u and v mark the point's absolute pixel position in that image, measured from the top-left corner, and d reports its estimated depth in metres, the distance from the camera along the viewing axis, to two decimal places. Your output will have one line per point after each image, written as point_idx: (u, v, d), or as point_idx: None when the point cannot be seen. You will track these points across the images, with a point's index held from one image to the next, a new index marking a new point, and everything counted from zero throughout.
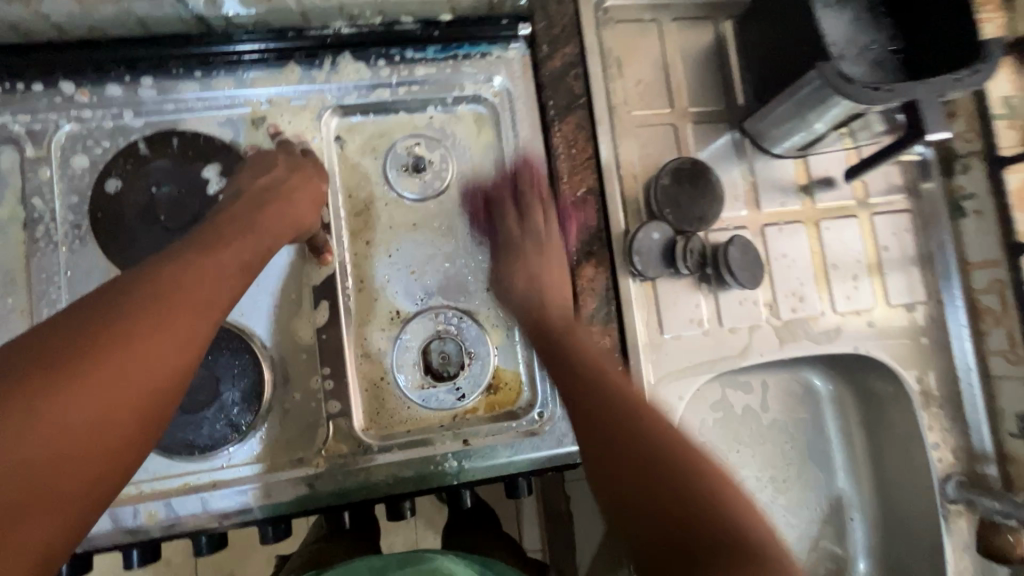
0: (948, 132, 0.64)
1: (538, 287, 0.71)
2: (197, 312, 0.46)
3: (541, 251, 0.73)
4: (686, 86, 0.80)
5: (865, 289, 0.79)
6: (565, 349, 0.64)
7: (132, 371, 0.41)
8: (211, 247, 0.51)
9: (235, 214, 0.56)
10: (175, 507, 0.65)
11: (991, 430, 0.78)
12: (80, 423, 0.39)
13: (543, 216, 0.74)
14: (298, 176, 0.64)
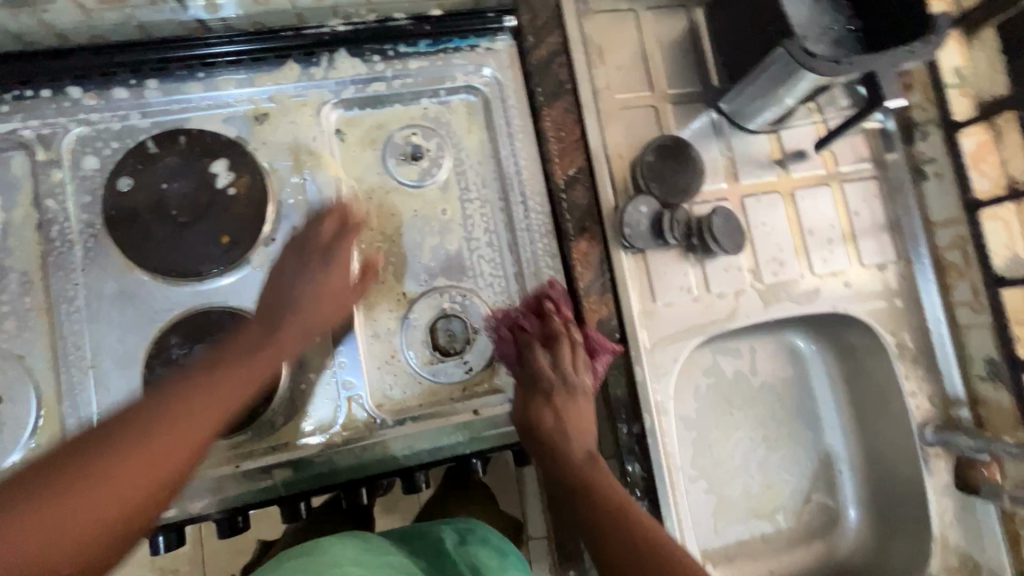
0: (903, 99, 0.70)
1: (558, 428, 0.69)
2: (213, 416, 0.50)
3: (568, 401, 0.71)
4: (664, 70, 0.85)
5: (839, 252, 0.85)
6: (563, 441, 0.69)
7: (123, 478, 0.44)
8: (258, 346, 0.57)
9: (281, 287, 0.64)
10: (200, 487, 0.68)
11: (962, 376, 0.84)
12: (78, 520, 0.42)
13: (573, 381, 0.71)
14: (348, 229, 0.69)
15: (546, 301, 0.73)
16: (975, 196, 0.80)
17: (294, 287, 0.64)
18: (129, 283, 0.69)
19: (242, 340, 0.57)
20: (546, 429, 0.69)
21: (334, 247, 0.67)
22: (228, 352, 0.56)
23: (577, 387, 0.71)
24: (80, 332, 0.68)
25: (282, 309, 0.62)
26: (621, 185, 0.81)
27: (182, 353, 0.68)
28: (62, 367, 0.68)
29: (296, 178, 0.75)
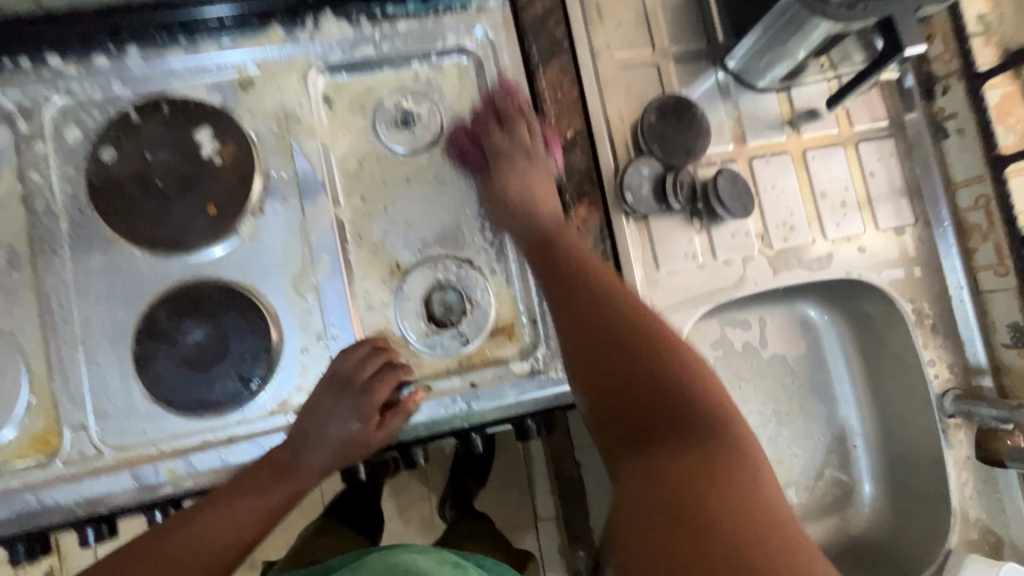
0: (923, 45, 0.65)
1: (521, 182, 0.72)
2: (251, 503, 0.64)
3: (529, 166, 0.73)
4: (666, 26, 0.81)
5: (854, 216, 0.81)
6: (533, 207, 0.70)
7: (199, 532, 0.62)
8: (269, 483, 0.65)
9: (296, 464, 0.66)
10: (194, 463, 0.66)
11: (984, 344, 0.80)
12: (174, 563, 0.60)
13: (534, 146, 0.74)
14: (388, 364, 0.69)
15: (498, 93, 0.74)
16: (1000, 151, 0.76)
17: (310, 467, 0.67)
18: (116, 256, 0.68)
19: (233, 494, 0.64)
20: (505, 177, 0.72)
21: (365, 416, 0.68)
22: (231, 528, 0.63)
23: (537, 155, 0.73)
24: (69, 306, 0.67)
25: (290, 493, 0.66)
26: (622, 147, 0.77)
27: (171, 326, 0.67)
28: (51, 343, 0.67)
29: (283, 146, 0.72)
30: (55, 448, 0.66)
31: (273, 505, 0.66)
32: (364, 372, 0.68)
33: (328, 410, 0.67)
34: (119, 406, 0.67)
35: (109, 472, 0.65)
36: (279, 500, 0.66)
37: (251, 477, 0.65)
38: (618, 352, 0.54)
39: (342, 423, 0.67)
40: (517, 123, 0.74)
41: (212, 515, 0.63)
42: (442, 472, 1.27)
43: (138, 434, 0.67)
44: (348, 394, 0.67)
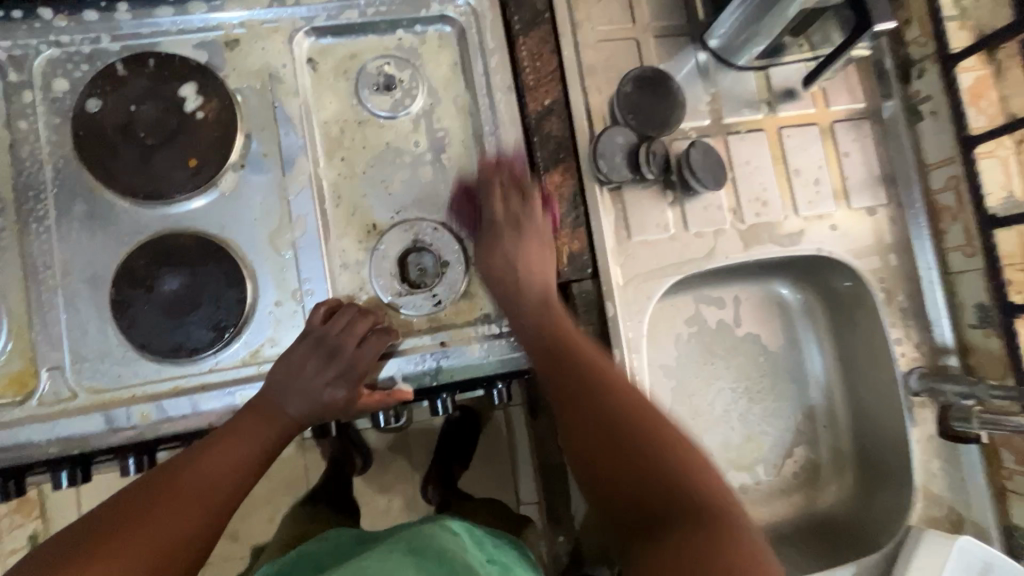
0: (893, 21, 0.65)
1: (519, 258, 0.71)
2: (250, 439, 0.65)
3: (519, 243, 0.72)
4: (648, 3, 0.82)
5: (827, 196, 0.82)
6: (521, 281, 0.70)
7: (207, 463, 0.62)
8: (264, 417, 0.66)
9: (279, 414, 0.67)
10: (166, 408, 0.68)
11: (951, 324, 0.82)
12: (182, 489, 0.59)
13: (529, 202, 0.73)
14: (371, 324, 0.70)
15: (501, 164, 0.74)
16: (970, 132, 0.77)
17: (294, 418, 0.68)
18: (99, 204, 0.70)
19: (216, 449, 0.63)
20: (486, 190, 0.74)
21: (350, 380, 0.69)
22: (221, 476, 0.62)
23: (528, 228, 0.72)
24: (50, 252, 0.69)
25: (274, 443, 0.67)
26: (600, 117, 0.80)
27: (148, 274, 0.68)
28: (32, 286, 0.68)
29: (266, 105, 0.73)
30: (32, 389, 0.68)
31: (259, 456, 0.65)
32: (350, 331, 0.68)
33: (312, 367, 0.67)
34: (96, 350, 0.69)
35: (83, 414, 0.67)
36: (266, 449, 0.66)
37: (232, 432, 0.65)
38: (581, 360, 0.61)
39: (326, 380, 0.68)
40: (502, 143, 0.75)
41: (199, 469, 0.61)
42: (426, 453, 1.28)
43: (113, 378, 0.69)
44: (335, 356, 0.67)
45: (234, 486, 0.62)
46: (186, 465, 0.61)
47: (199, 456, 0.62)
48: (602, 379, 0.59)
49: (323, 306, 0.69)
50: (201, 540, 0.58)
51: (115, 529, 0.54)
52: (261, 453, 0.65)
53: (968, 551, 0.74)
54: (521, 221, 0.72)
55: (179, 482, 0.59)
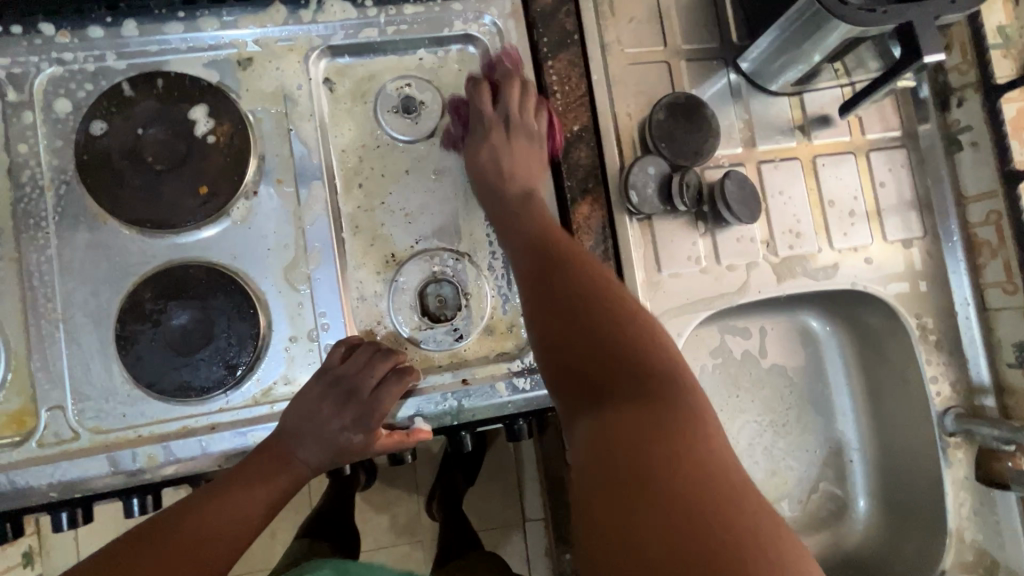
0: (943, 53, 0.62)
1: (507, 154, 0.71)
2: (262, 484, 0.62)
3: (508, 144, 0.71)
4: (680, 24, 0.79)
5: (862, 226, 0.79)
6: (501, 183, 0.69)
7: (218, 503, 0.60)
8: (278, 461, 0.63)
9: (290, 459, 0.63)
10: (174, 449, 0.65)
11: (988, 363, 0.79)
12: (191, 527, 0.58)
13: (525, 106, 0.72)
14: (391, 364, 0.66)
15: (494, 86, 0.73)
16: (1014, 166, 0.74)
17: (306, 464, 0.64)
18: (104, 232, 0.66)
19: (224, 494, 0.60)
20: (480, 155, 0.71)
21: (367, 424, 0.65)
22: (228, 523, 0.59)
23: (515, 123, 0.71)
24: (51, 283, 0.65)
25: (284, 491, 0.63)
26: (629, 143, 0.76)
27: (155, 308, 0.65)
28: (31, 319, 0.65)
29: (281, 128, 0.70)
30: (32, 428, 0.64)
31: (268, 503, 0.62)
32: (367, 373, 0.64)
33: (327, 410, 0.64)
34: (100, 387, 0.65)
35: (85, 456, 0.63)
36: (272, 498, 0.62)
37: (241, 478, 0.61)
38: (587, 278, 0.57)
39: (342, 424, 0.64)
40: (509, 105, 0.72)
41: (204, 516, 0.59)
42: (431, 468, 1.26)
43: (118, 417, 0.65)
44: (350, 399, 0.64)
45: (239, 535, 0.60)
46: (196, 508, 0.59)
47: (209, 498, 0.60)
48: (601, 288, 0.56)
49: (343, 344, 0.66)
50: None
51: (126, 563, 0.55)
52: (268, 502, 0.62)
53: None
54: (508, 154, 0.71)
55: (179, 530, 0.58)
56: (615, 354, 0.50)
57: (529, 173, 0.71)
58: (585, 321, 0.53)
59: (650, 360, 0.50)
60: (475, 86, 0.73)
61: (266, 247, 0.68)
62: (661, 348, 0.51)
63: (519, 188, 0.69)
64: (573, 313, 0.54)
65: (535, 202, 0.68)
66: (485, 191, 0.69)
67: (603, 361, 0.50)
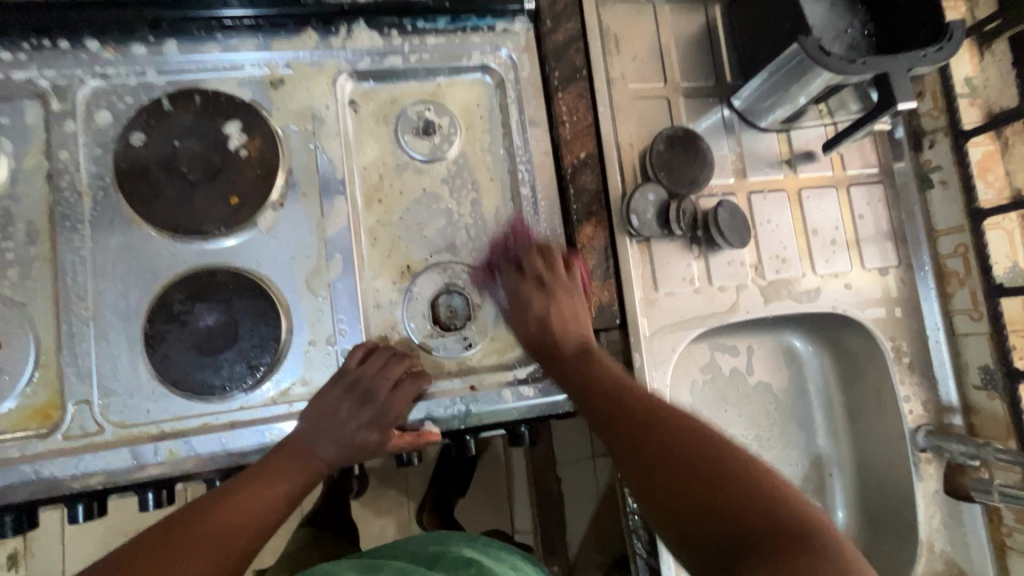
0: (914, 102, 0.70)
1: (556, 318, 0.72)
2: (283, 479, 0.65)
3: (555, 298, 0.73)
4: (679, 63, 0.86)
5: (842, 254, 0.86)
6: (557, 337, 0.71)
7: (244, 495, 0.63)
8: (298, 457, 0.66)
9: (309, 457, 0.67)
10: (194, 445, 0.68)
11: (956, 384, 0.85)
12: (219, 516, 0.61)
13: (554, 260, 0.75)
14: (405, 368, 0.71)
15: (512, 236, 0.77)
16: (980, 204, 0.81)
17: (324, 461, 0.68)
18: (136, 236, 0.70)
19: (247, 488, 0.64)
20: (530, 333, 0.72)
21: (382, 423, 0.69)
22: (251, 515, 0.62)
23: (556, 285, 0.73)
24: (84, 283, 0.68)
25: (303, 486, 0.67)
26: (631, 171, 0.82)
27: (184, 309, 0.68)
28: (62, 316, 0.68)
29: (308, 145, 0.75)
30: (57, 421, 0.67)
31: (286, 497, 0.65)
32: (384, 375, 0.69)
33: (345, 411, 0.68)
34: (125, 383, 0.68)
35: (109, 448, 0.66)
36: (292, 492, 0.66)
37: (263, 473, 0.65)
38: (639, 405, 0.60)
39: (358, 424, 0.68)
40: (527, 250, 0.75)
41: (226, 509, 0.62)
42: (426, 476, 1.29)
43: (141, 413, 0.68)
44: (367, 400, 0.68)
45: (260, 528, 0.63)
46: (224, 498, 0.63)
47: (234, 492, 0.63)
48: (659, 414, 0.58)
49: (361, 348, 0.71)
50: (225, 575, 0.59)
51: (159, 548, 0.57)
52: (288, 496, 0.65)
53: None
54: (556, 304, 0.72)
55: (204, 520, 0.60)
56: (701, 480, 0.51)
57: (585, 325, 0.73)
58: (643, 440, 0.56)
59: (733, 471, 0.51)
60: (510, 262, 0.76)
61: (289, 256, 0.73)
62: (740, 456, 0.53)
63: (576, 341, 0.71)
64: (645, 454, 0.55)
65: (592, 356, 0.69)
66: (543, 348, 0.71)
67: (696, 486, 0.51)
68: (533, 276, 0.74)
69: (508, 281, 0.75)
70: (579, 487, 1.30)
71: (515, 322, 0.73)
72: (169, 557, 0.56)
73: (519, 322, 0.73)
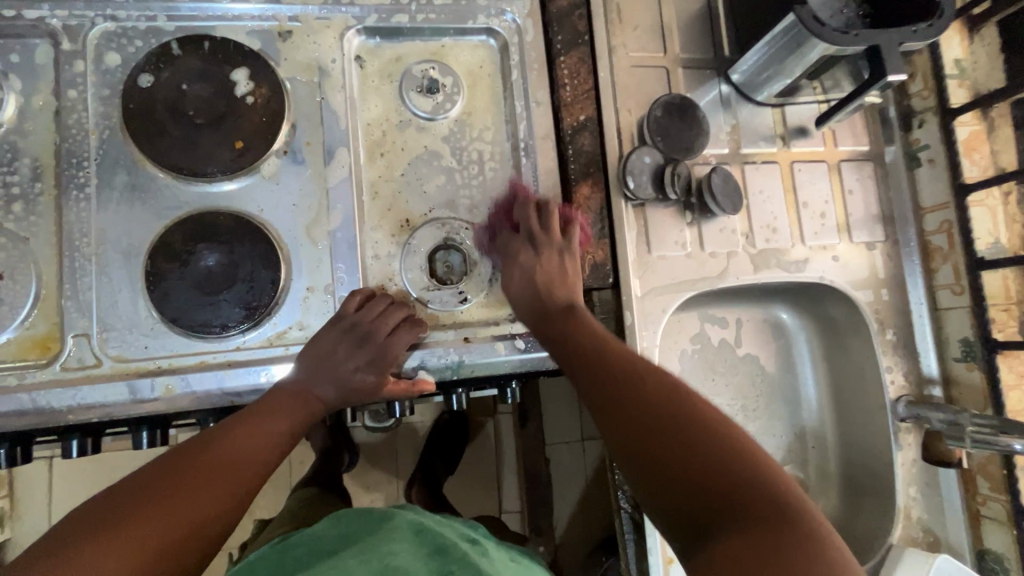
0: (904, 74, 0.71)
1: (544, 271, 0.73)
2: (286, 418, 0.67)
3: (546, 258, 0.74)
4: (679, 35, 0.88)
5: (831, 229, 0.88)
6: (545, 291, 0.72)
7: (249, 432, 0.65)
8: (297, 395, 0.69)
9: (308, 396, 0.70)
10: (191, 382, 0.69)
11: (937, 357, 0.87)
12: (223, 452, 0.62)
13: (551, 223, 0.76)
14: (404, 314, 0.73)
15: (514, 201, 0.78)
16: (964, 180, 0.83)
17: (321, 401, 0.71)
18: (141, 176, 0.71)
19: (251, 424, 0.65)
20: (515, 292, 0.74)
21: (380, 367, 0.72)
22: (255, 450, 0.64)
23: (549, 242, 0.75)
24: (88, 220, 0.70)
25: (303, 423, 0.69)
26: (628, 136, 0.84)
27: (185, 248, 0.70)
28: (65, 251, 0.69)
29: (313, 97, 0.76)
30: (56, 353, 0.68)
31: (287, 435, 0.67)
32: (382, 320, 0.71)
33: (342, 351, 0.70)
34: (125, 319, 0.69)
35: (107, 382, 0.67)
36: (292, 430, 0.68)
37: (265, 412, 0.67)
38: (628, 375, 0.57)
39: (356, 366, 0.71)
40: (527, 212, 0.77)
41: (230, 443, 0.63)
42: (416, 448, 1.30)
43: (140, 348, 0.69)
44: (366, 342, 0.70)
45: (263, 462, 0.64)
46: (230, 432, 0.64)
47: (239, 428, 0.65)
48: (668, 372, 0.57)
49: (359, 294, 0.72)
50: (232, 508, 0.60)
51: (167, 481, 0.58)
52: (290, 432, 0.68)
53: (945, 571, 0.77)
54: (545, 264, 0.74)
55: (209, 455, 0.61)
56: (631, 392, 0.54)
57: (575, 287, 0.74)
58: (636, 412, 0.53)
59: (693, 422, 0.50)
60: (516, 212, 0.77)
61: (290, 204, 0.74)
62: (703, 410, 0.52)
63: (565, 296, 0.72)
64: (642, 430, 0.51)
65: (578, 315, 0.69)
66: (529, 301, 0.73)
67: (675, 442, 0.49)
68: (527, 237, 0.76)
69: (502, 240, 0.77)
70: (568, 469, 1.32)
71: (507, 283, 0.74)
72: (177, 489, 0.57)
73: (508, 276, 0.75)
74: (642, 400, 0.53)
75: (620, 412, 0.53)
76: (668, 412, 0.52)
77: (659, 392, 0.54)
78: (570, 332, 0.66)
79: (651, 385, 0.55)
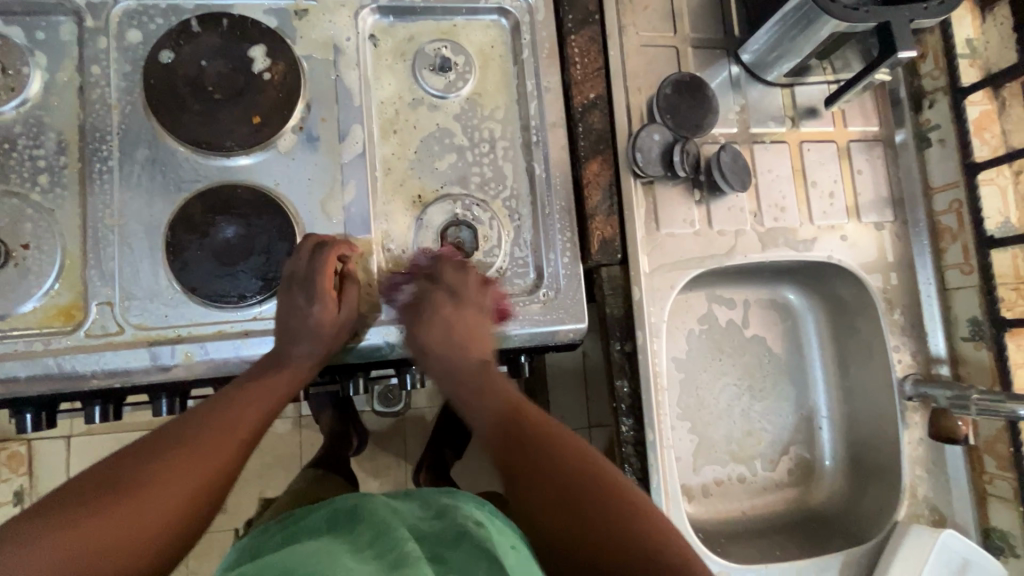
0: (915, 50, 0.71)
1: (458, 327, 0.73)
2: (269, 389, 0.68)
3: (460, 312, 0.73)
4: (689, 15, 0.88)
5: (840, 209, 0.88)
6: (459, 345, 0.72)
7: (231, 407, 0.65)
8: (274, 365, 0.69)
9: (287, 359, 0.70)
10: (210, 349, 0.71)
11: (945, 336, 0.88)
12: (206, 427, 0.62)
13: (471, 279, 0.75)
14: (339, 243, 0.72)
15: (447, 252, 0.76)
16: (974, 159, 0.84)
17: (301, 359, 0.71)
18: (162, 150, 0.73)
19: (236, 398, 0.66)
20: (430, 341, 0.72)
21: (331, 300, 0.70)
22: (241, 421, 0.65)
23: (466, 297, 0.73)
24: (110, 193, 0.72)
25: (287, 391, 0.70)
26: (638, 115, 0.85)
27: (205, 220, 0.72)
28: (89, 222, 0.71)
29: (328, 74, 0.77)
30: (80, 320, 0.70)
31: (272, 404, 0.68)
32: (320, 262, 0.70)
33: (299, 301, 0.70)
34: (147, 288, 0.71)
35: (129, 348, 0.69)
36: (276, 400, 0.69)
37: (245, 386, 0.67)
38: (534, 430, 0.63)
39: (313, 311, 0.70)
40: (452, 265, 0.75)
41: (215, 416, 0.64)
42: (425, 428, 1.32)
43: (160, 317, 0.71)
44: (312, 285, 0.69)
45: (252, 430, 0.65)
46: (212, 405, 0.65)
47: (223, 402, 0.65)
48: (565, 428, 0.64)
49: (307, 243, 0.71)
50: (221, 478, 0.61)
51: (149, 457, 0.58)
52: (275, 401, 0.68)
53: (949, 545, 0.80)
54: (460, 319, 0.73)
55: (192, 431, 0.62)
56: (539, 446, 0.61)
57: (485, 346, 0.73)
58: (538, 473, 0.59)
59: (583, 480, 0.58)
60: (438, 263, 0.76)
61: (306, 179, 0.76)
62: (596, 469, 0.59)
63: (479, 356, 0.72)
64: (545, 492, 0.58)
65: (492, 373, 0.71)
66: (443, 355, 0.72)
67: (576, 517, 0.56)
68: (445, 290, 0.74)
69: (416, 290, 0.75)
70: None
71: (424, 330, 0.73)
72: (161, 464, 0.57)
73: (422, 327, 0.73)
74: (543, 458, 0.60)
75: (526, 473, 0.60)
76: (564, 470, 0.59)
77: (558, 449, 0.61)
78: (476, 390, 0.69)
79: (549, 440, 0.62)
